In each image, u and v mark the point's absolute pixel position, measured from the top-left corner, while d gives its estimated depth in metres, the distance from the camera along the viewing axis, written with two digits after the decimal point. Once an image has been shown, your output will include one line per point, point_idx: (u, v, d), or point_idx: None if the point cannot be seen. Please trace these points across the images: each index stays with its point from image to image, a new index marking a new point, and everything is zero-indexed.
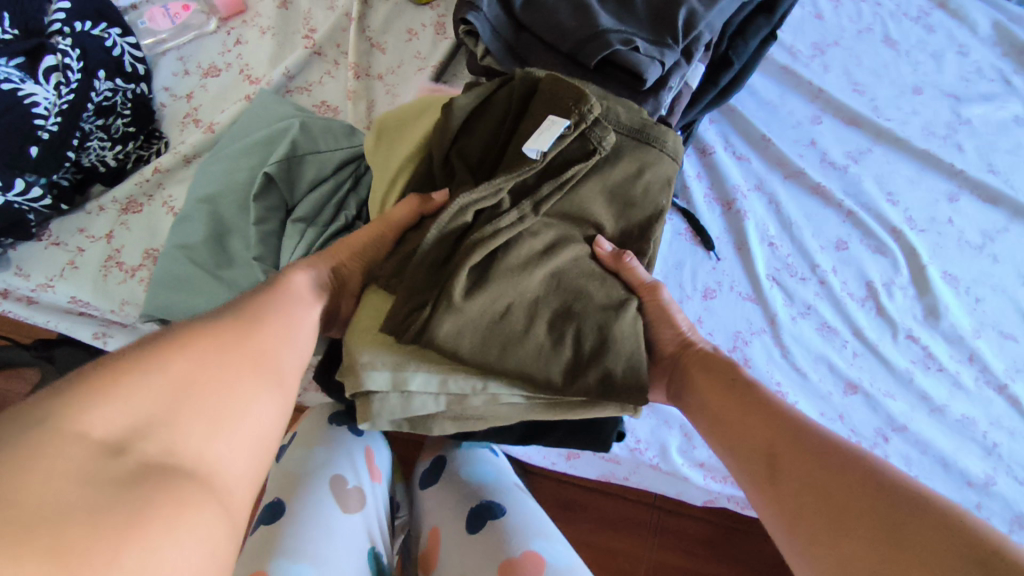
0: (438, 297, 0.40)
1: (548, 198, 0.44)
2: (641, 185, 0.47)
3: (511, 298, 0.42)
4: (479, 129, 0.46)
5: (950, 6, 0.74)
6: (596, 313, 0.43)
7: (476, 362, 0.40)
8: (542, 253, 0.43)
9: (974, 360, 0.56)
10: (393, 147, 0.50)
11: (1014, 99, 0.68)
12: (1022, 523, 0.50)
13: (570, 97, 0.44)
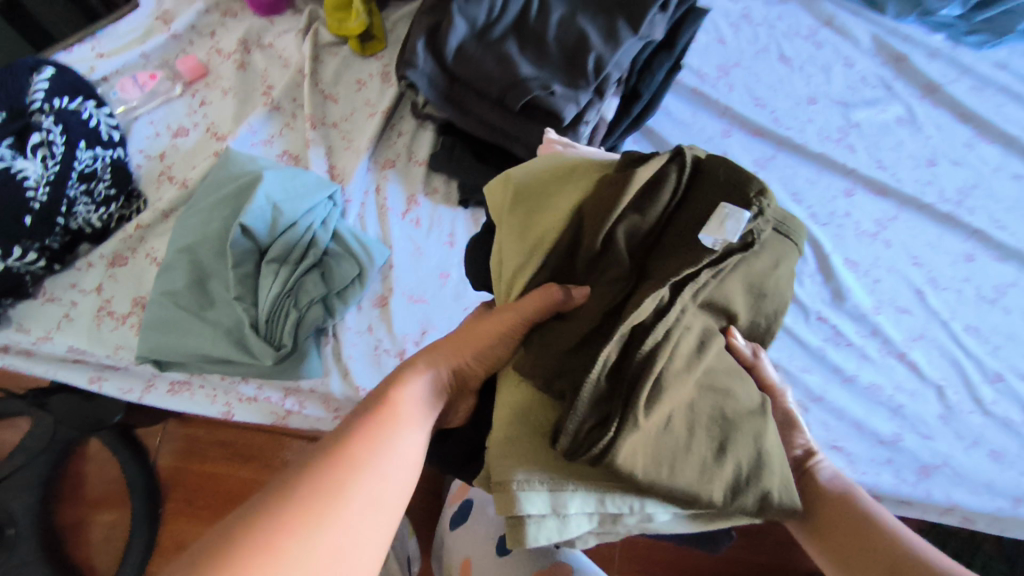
0: (618, 407, 0.36)
1: (705, 288, 0.39)
2: (774, 277, 0.45)
3: (674, 408, 0.38)
4: (646, 210, 0.40)
5: (835, 24, 0.88)
6: (747, 421, 0.41)
7: (647, 482, 0.36)
8: (700, 344, 0.40)
9: (876, 333, 0.77)
10: (525, 220, 0.44)
11: (894, 102, 0.85)
12: (921, 467, 0.72)
13: (751, 187, 0.39)
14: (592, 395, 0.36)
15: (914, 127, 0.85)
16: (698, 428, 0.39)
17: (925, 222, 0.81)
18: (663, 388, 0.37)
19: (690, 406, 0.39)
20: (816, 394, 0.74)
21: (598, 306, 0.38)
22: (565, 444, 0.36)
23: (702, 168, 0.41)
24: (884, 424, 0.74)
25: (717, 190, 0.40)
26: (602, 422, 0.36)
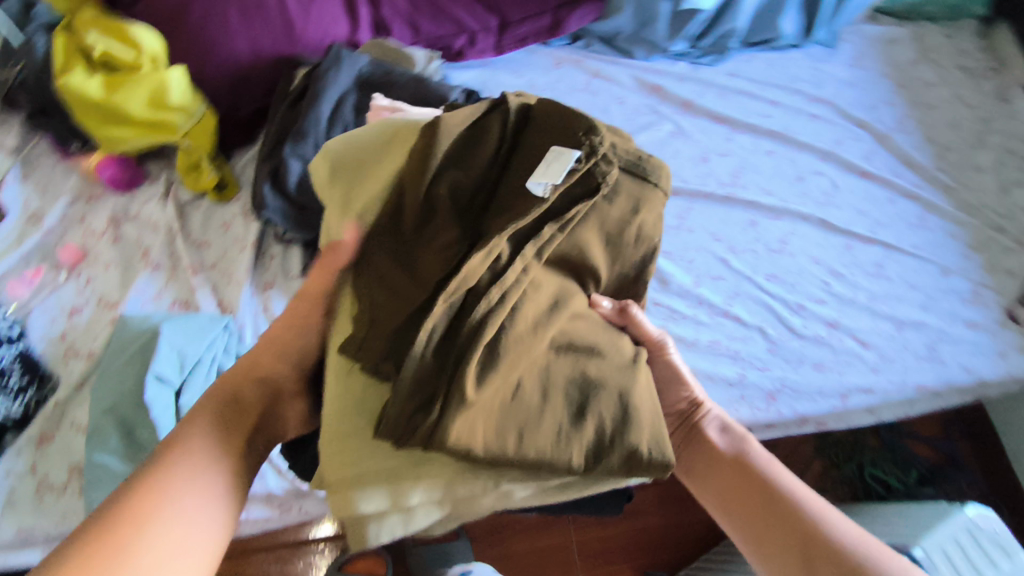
0: (452, 362, 0.53)
1: (547, 240, 0.59)
2: (636, 222, 0.65)
3: (518, 380, 0.55)
4: (475, 167, 0.61)
5: (602, 74, 1.10)
6: (613, 381, 0.58)
7: (488, 455, 0.52)
8: (551, 304, 0.59)
9: (702, 301, 0.96)
10: (358, 180, 0.61)
11: (664, 121, 1.07)
12: (765, 391, 0.91)
13: (581, 130, 0.62)
14: (418, 371, 0.53)
15: (686, 136, 1.07)
16: (558, 404, 0.55)
17: (713, 205, 1.03)
18: (497, 367, 0.53)
19: (546, 373, 0.56)
20: None
21: (437, 269, 0.56)
22: (389, 430, 0.52)
23: (540, 114, 0.64)
24: (730, 371, 0.92)
25: (552, 134, 0.62)
26: (427, 403, 0.53)
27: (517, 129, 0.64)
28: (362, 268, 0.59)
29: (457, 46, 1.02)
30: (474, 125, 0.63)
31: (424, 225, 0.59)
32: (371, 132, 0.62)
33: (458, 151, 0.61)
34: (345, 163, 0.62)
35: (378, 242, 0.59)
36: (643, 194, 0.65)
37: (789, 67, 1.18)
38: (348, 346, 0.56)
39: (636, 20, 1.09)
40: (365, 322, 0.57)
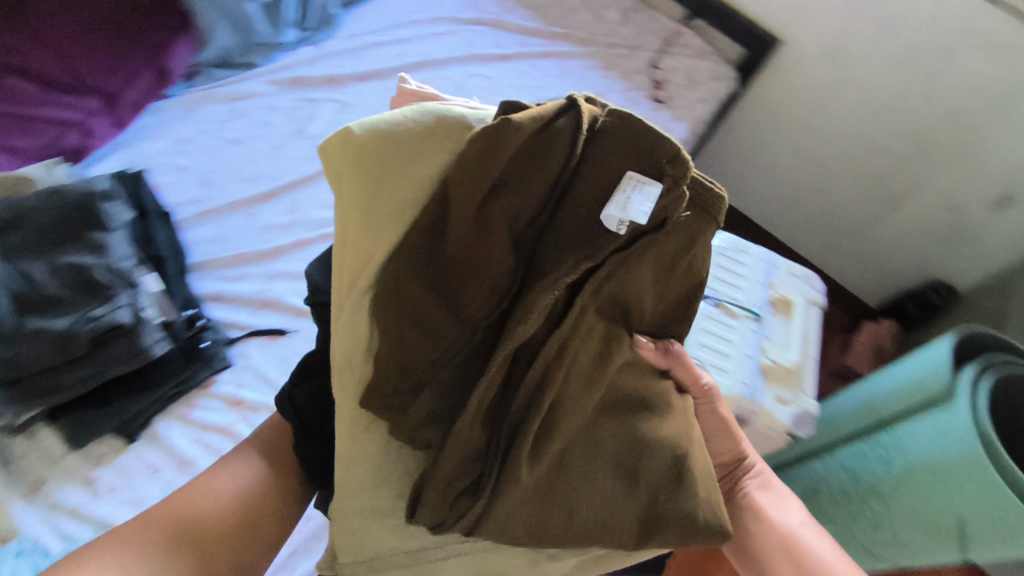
0: (502, 442, 0.57)
1: (597, 279, 0.57)
2: (686, 262, 0.64)
3: (568, 445, 0.62)
4: (531, 192, 0.54)
5: (241, 94, 1.06)
6: (654, 452, 0.65)
7: (541, 528, 0.59)
8: (590, 376, 0.62)
9: None
10: (380, 185, 0.53)
11: (319, 106, 1.08)
12: None
13: (663, 156, 0.54)
14: (453, 454, 0.56)
15: (349, 106, 1.10)
16: (609, 478, 0.63)
17: None
18: (539, 454, 0.58)
19: (587, 434, 0.63)
20: None
21: (480, 319, 0.56)
22: (430, 514, 0.57)
23: (614, 130, 0.54)
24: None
25: (629, 152, 0.54)
26: (474, 479, 0.57)
27: (584, 139, 0.54)
28: (395, 298, 0.55)
29: (72, 145, 0.91)
30: (541, 133, 0.53)
31: (455, 263, 0.55)
32: (399, 135, 0.52)
33: (514, 168, 0.53)
34: (374, 158, 0.52)
35: (409, 266, 0.55)
36: (701, 230, 0.61)
37: (391, 8, 1.29)
38: (368, 400, 0.57)
39: (236, 36, 1.09)
40: (394, 373, 0.56)
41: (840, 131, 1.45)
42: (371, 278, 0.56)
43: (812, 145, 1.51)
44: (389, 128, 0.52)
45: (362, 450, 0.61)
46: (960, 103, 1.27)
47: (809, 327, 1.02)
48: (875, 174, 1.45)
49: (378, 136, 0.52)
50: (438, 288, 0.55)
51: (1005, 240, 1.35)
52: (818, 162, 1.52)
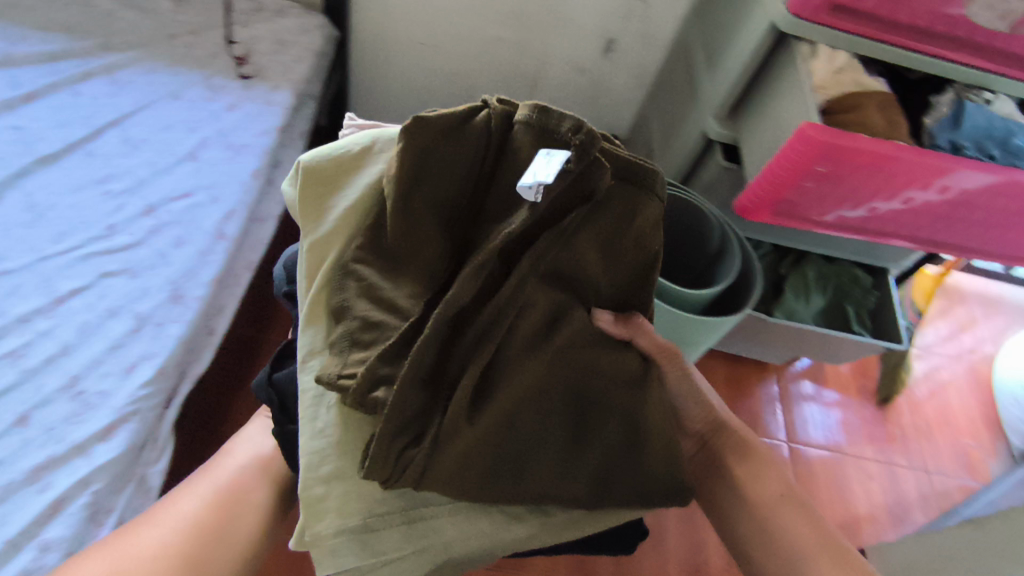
0: (442, 399, 0.68)
1: (540, 247, 0.71)
2: (636, 229, 0.75)
3: (520, 409, 0.72)
4: (445, 178, 0.73)
5: None
6: (611, 416, 0.77)
7: (485, 474, 0.70)
8: (534, 341, 0.73)
9: (24, 319, 0.86)
10: (319, 195, 0.80)
11: None
12: (159, 304, 0.92)
13: (570, 125, 0.68)
14: (411, 410, 0.67)
15: None
16: (558, 432, 0.75)
17: None
18: (487, 409, 0.69)
19: (537, 391, 0.73)
20: (70, 378, 0.83)
21: (417, 295, 0.74)
22: (375, 467, 0.66)
23: (534, 121, 0.70)
24: (49, 348, 0.84)
25: (539, 139, 0.69)
26: (418, 437, 0.67)
27: (502, 130, 0.72)
28: (347, 280, 0.77)
29: None
30: (458, 124, 0.72)
31: (399, 251, 0.76)
32: (339, 163, 0.80)
33: (435, 165, 0.73)
34: (324, 177, 0.80)
35: (362, 259, 0.77)
36: (638, 203, 0.74)
37: None
38: (320, 375, 0.70)
39: None
40: (347, 343, 0.73)
41: (455, 40, 1.44)
42: (327, 266, 0.78)
43: (441, 61, 1.50)
44: (334, 151, 0.80)
45: (326, 431, 0.71)
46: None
47: None
48: (506, 65, 1.49)
49: (318, 164, 0.79)
50: (388, 272, 0.77)
51: (627, 76, 1.50)
52: (457, 75, 1.53)
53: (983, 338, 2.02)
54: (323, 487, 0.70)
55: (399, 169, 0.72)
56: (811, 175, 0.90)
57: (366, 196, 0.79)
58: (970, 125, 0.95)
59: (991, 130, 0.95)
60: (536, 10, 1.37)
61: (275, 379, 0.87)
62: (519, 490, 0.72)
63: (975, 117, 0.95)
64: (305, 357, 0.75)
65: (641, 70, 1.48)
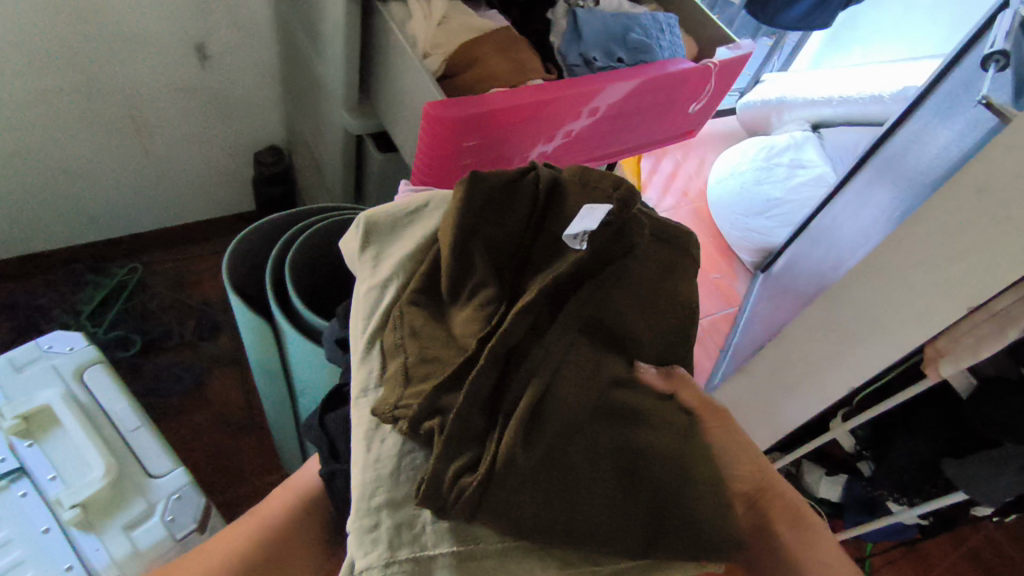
0: (502, 419, 0.57)
1: (582, 286, 0.65)
2: (669, 294, 0.70)
3: (580, 432, 0.59)
4: (502, 221, 0.70)
5: None
6: (679, 443, 0.64)
7: (539, 516, 0.55)
8: (600, 373, 0.63)
9: None
10: (383, 249, 0.75)
11: None
12: None
13: (608, 189, 0.68)
14: (453, 433, 0.56)
15: None
16: (610, 459, 0.59)
17: None
18: (546, 427, 0.57)
19: (589, 415, 0.61)
20: None
21: (473, 332, 0.64)
22: (428, 492, 0.54)
23: (564, 182, 0.70)
24: None
25: (583, 195, 0.69)
26: (475, 463, 0.56)
27: (548, 191, 0.71)
28: (398, 324, 0.67)
29: None
30: (510, 182, 0.70)
31: (456, 296, 0.69)
32: (396, 214, 0.76)
33: (494, 205, 0.70)
34: (379, 232, 0.75)
35: (413, 308, 0.68)
36: (675, 264, 0.72)
37: None
38: (378, 407, 0.61)
39: None
40: (402, 378, 0.62)
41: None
42: (381, 308, 0.70)
43: None
44: (389, 210, 0.77)
45: (385, 457, 0.59)
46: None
47: (102, 393, 0.92)
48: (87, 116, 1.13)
49: (381, 217, 0.76)
50: (430, 312, 0.68)
51: (248, 79, 1.24)
52: (25, 155, 1.13)
53: (687, 177, 2.27)
54: (374, 520, 0.56)
55: (458, 206, 0.69)
56: (463, 152, 0.77)
57: (418, 249, 0.73)
58: (590, 33, 0.89)
59: (610, 31, 0.90)
60: (77, 37, 1.02)
61: (328, 420, 0.73)
62: (586, 518, 0.56)
63: (591, 22, 0.90)
64: (358, 393, 0.65)
65: (258, 66, 1.23)
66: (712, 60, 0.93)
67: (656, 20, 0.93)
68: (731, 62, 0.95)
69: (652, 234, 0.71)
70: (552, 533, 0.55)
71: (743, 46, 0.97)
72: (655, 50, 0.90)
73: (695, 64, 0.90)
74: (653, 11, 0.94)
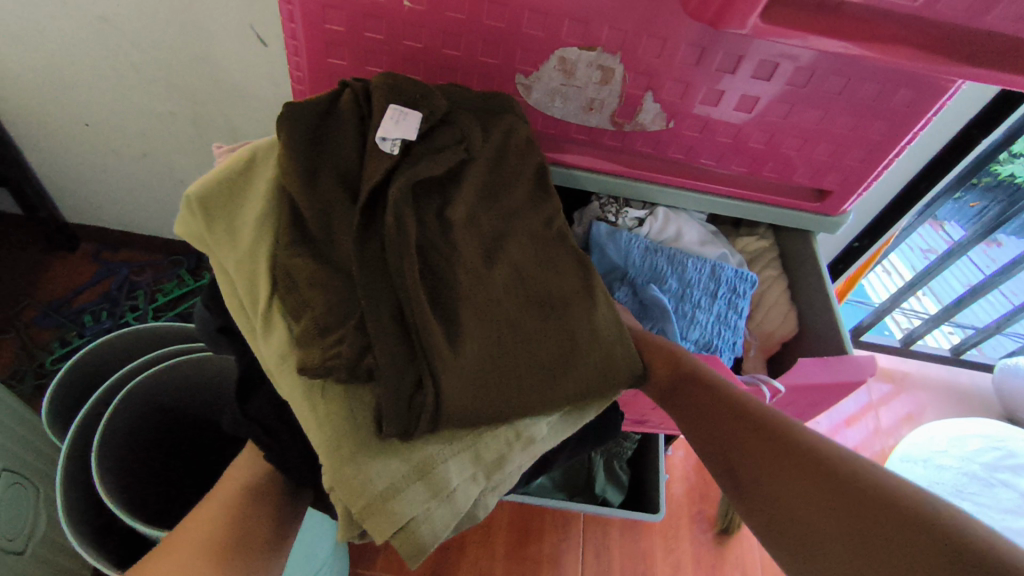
0: (415, 332, 0.44)
1: (431, 167, 0.49)
2: (513, 144, 0.55)
3: (496, 295, 0.48)
4: (344, 138, 0.50)
5: None
6: (578, 305, 0.50)
7: (490, 369, 0.45)
8: (486, 250, 0.50)
9: None
10: (226, 215, 0.49)
11: None
12: None
13: (404, 81, 0.52)
14: (394, 363, 0.43)
15: None
16: (534, 321, 0.48)
17: None
18: (464, 319, 0.46)
19: (523, 284, 0.49)
20: None
21: (373, 257, 0.47)
22: (393, 425, 0.42)
23: (381, 81, 0.51)
24: None
25: (392, 92, 0.51)
26: (406, 357, 0.44)
27: (364, 97, 0.52)
28: (286, 292, 0.47)
29: None
30: (322, 105, 0.51)
31: (330, 222, 0.48)
32: (230, 172, 0.50)
33: (325, 137, 0.50)
34: (218, 204, 0.49)
35: (294, 255, 0.47)
36: (514, 121, 0.55)
37: None
38: (302, 365, 0.43)
39: None
40: (315, 334, 0.45)
41: (119, 121, 1.07)
42: (263, 274, 0.48)
43: (119, 142, 1.11)
44: (214, 173, 0.49)
45: (326, 412, 0.44)
46: (159, 30, 0.90)
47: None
48: (194, 144, 1.11)
49: (212, 182, 0.49)
50: (321, 256, 0.48)
51: None
52: (148, 156, 1.14)
53: (871, 423, 1.48)
54: (353, 470, 0.43)
55: (287, 130, 0.49)
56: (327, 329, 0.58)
57: (273, 200, 0.50)
58: (594, 262, 0.64)
59: (623, 272, 0.63)
60: (198, 77, 0.98)
61: (247, 409, 0.53)
62: (537, 400, 0.45)
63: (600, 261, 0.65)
64: (275, 366, 0.45)
65: None
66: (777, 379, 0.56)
67: (703, 280, 0.63)
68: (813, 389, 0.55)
69: (464, 100, 0.54)
70: (522, 409, 0.45)
71: (858, 366, 0.56)
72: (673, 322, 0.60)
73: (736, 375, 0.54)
74: (712, 265, 0.64)
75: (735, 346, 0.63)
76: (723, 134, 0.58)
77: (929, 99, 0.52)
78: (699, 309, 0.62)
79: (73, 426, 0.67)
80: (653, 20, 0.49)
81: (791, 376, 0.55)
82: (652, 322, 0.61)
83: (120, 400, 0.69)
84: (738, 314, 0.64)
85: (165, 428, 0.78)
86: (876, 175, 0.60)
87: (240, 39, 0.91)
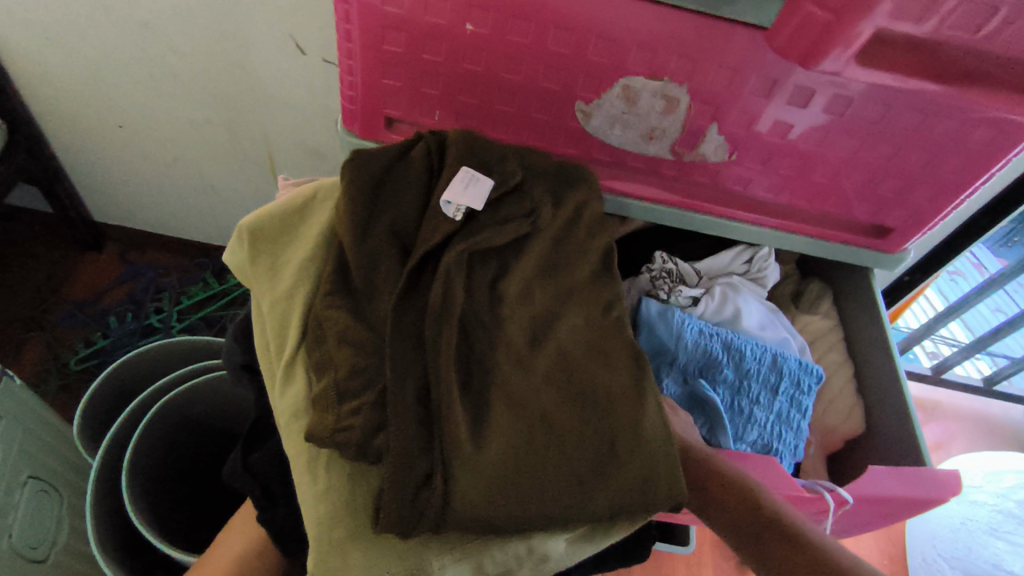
0: (438, 421, 0.43)
1: (490, 236, 0.49)
2: (586, 221, 0.53)
3: (533, 386, 0.45)
4: (404, 195, 0.50)
5: None
6: (628, 410, 0.44)
7: (511, 474, 0.41)
8: (532, 335, 0.47)
9: None
10: (271, 252, 0.50)
11: None
12: None
13: (484, 148, 0.52)
14: (406, 449, 0.41)
15: None
16: (573, 421, 0.44)
17: None
18: (494, 414, 0.43)
19: (567, 376, 0.46)
20: None
21: (406, 331, 0.45)
22: (391, 519, 0.40)
23: (460, 139, 0.51)
24: None
25: (465, 156, 0.51)
26: (422, 447, 0.42)
27: (439, 157, 0.52)
28: (317, 345, 0.46)
29: None
30: (395, 157, 0.51)
31: (373, 278, 0.47)
32: (286, 208, 0.51)
33: (387, 188, 0.50)
34: (267, 238, 0.50)
35: (333, 309, 0.46)
36: (586, 197, 0.54)
37: None
38: (309, 430, 0.42)
39: None
40: (333, 399, 0.43)
41: (153, 124, 1.06)
42: (294, 321, 0.48)
43: (151, 146, 1.11)
44: (269, 207, 0.51)
45: (327, 485, 0.43)
46: (199, 36, 0.90)
47: (21, 508, 0.78)
48: (225, 150, 1.10)
49: (266, 216, 0.50)
50: (359, 310, 0.47)
51: None
52: (180, 161, 1.14)
53: None
54: (340, 557, 0.42)
55: (354, 176, 0.49)
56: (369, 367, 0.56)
57: (322, 245, 0.50)
58: (641, 342, 0.57)
59: (673, 357, 0.57)
60: (234, 85, 0.97)
61: (251, 461, 0.53)
62: (557, 512, 0.41)
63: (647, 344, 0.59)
64: (287, 419, 0.45)
65: None
66: (844, 487, 0.53)
67: (763, 373, 0.58)
68: (886, 500, 0.52)
69: (538, 172, 0.54)
70: (534, 521, 0.41)
71: (937, 481, 0.53)
72: (726, 424, 0.55)
73: (796, 483, 0.52)
74: (773, 356, 0.59)
75: (797, 451, 0.59)
76: (787, 166, 0.55)
77: (1009, 141, 0.50)
78: (757, 407, 0.57)
79: (102, 445, 0.66)
80: (725, 52, 0.47)
81: (863, 485, 0.52)
82: (701, 419, 0.56)
83: (150, 418, 0.67)
84: (801, 413, 0.59)
85: (199, 440, 0.78)
86: (942, 214, 0.57)
87: (281, 48, 0.90)
